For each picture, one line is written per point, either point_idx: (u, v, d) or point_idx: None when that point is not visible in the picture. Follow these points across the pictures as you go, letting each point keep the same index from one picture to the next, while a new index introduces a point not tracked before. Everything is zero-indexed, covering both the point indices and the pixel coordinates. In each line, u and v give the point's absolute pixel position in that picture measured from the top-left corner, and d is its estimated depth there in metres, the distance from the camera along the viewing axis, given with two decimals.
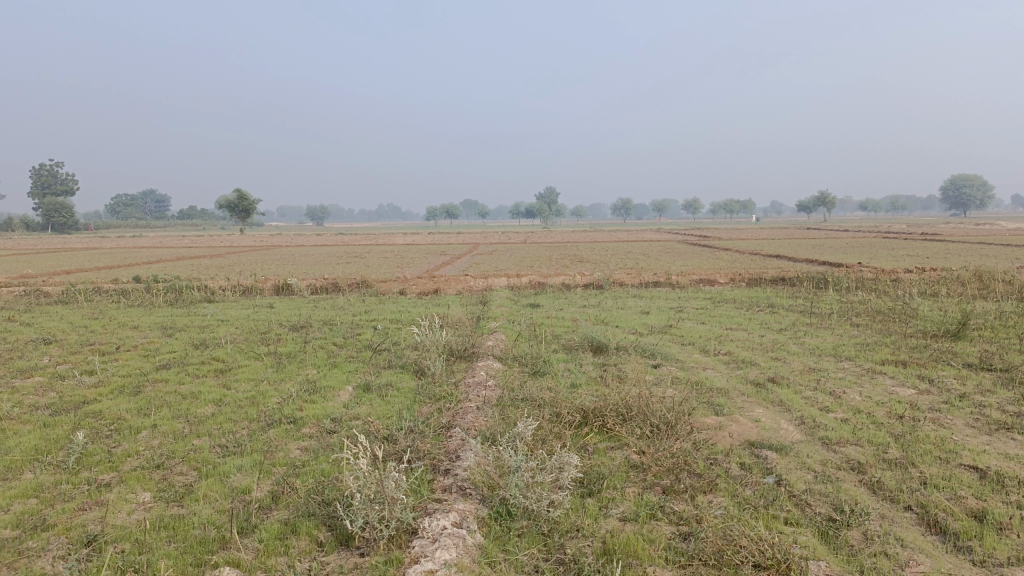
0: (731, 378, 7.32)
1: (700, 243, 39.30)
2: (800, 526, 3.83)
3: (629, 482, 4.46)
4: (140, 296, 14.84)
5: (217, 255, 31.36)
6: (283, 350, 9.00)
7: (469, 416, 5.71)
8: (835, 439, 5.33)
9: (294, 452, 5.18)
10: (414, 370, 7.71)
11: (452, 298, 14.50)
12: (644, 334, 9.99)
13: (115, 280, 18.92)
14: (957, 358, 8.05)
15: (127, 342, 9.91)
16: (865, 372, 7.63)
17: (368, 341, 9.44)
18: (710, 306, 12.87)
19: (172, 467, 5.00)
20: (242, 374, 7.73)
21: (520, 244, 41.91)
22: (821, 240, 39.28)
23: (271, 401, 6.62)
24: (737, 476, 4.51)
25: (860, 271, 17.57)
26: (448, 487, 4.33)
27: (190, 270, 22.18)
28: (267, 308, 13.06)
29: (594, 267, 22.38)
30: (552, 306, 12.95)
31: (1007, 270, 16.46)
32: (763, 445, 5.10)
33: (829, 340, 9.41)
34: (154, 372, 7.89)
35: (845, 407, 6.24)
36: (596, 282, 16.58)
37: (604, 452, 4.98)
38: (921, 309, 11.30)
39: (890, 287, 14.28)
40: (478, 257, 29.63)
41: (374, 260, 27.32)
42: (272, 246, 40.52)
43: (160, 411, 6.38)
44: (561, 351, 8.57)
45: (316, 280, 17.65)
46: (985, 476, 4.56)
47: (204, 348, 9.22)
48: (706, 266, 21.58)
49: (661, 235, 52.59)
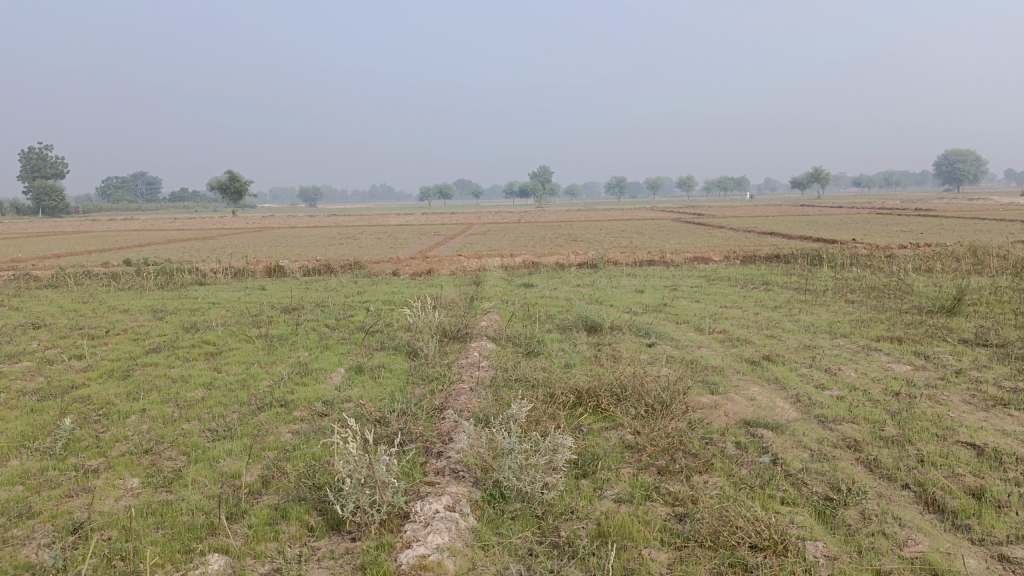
0: (726, 357, 7.27)
1: (694, 221, 39.27)
2: (797, 506, 3.78)
3: (623, 463, 4.41)
4: (131, 279, 14.71)
5: (209, 237, 31.12)
6: (274, 332, 8.92)
7: (463, 398, 5.65)
8: (830, 417, 5.28)
9: (285, 436, 5.12)
10: (407, 351, 7.64)
11: (446, 278, 14.41)
12: (639, 313, 9.92)
13: (106, 263, 18.77)
14: (953, 334, 8.02)
15: (117, 325, 9.81)
16: (860, 349, 7.59)
17: (361, 323, 9.36)
18: (705, 284, 12.80)
19: (161, 452, 4.93)
20: (233, 356, 7.65)
21: (515, 223, 41.80)
22: (814, 217, 39.25)
23: (262, 383, 6.54)
24: (733, 456, 4.47)
25: (854, 248, 17.52)
26: (441, 470, 4.27)
27: (181, 253, 22.03)
28: (259, 291, 12.94)
29: (588, 245, 22.31)
30: (546, 286, 12.88)
31: (1001, 245, 16.43)
32: (758, 424, 5.05)
33: (824, 317, 9.37)
34: (144, 356, 7.80)
35: (841, 385, 6.20)
36: (590, 261, 16.51)
37: (599, 433, 4.93)
38: (916, 285, 11.26)
39: (884, 263, 14.24)
40: (471, 237, 29.46)
41: (367, 241, 27.16)
42: (265, 228, 40.29)
43: (149, 395, 6.30)
44: (555, 331, 8.51)
45: (309, 262, 17.52)
46: (983, 453, 4.52)
47: (195, 331, 9.13)
48: (701, 244, 21.50)
49: (654, 213, 52.36)
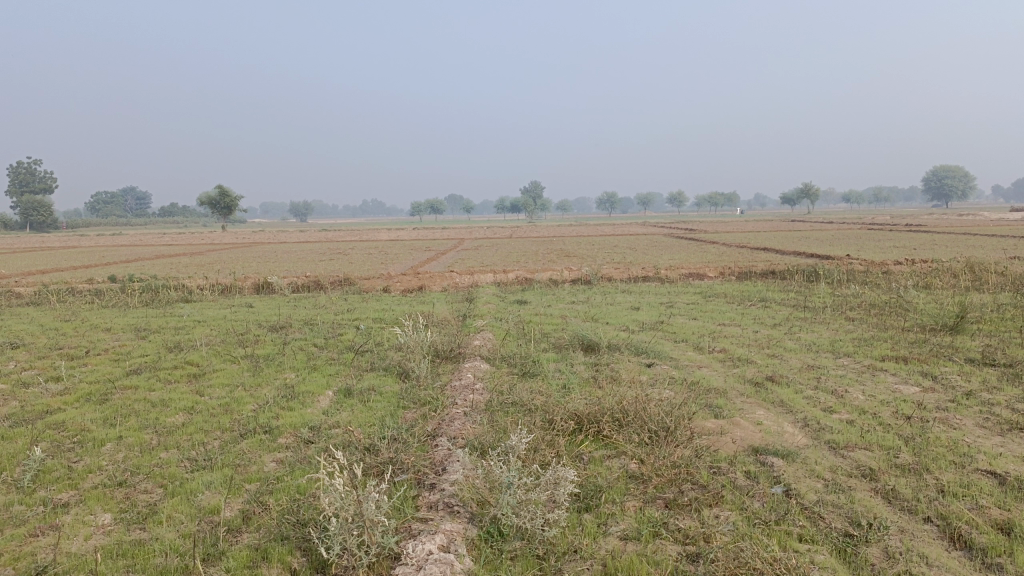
0: (728, 378, 7.03)
1: (687, 236, 39.15)
2: (815, 544, 3.54)
3: (628, 495, 4.15)
4: (115, 297, 14.37)
5: (198, 253, 30.80)
6: (261, 352, 8.62)
7: (457, 424, 5.39)
8: (842, 443, 5.04)
9: (268, 466, 4.84)
10: (398, 373, 7.37)
11: (438, 295, 14.14)
12: (635, 331, 9.69)
13: (90, 280, 18.37)
14: (959, 353, 7.81)
15: (98, 345, 9.49)
16: (865, 369, 7.36)
17: (350, 342, 9.09)
18: (701, 301, 12.59)
19: (136, 485, 4.64)
20: (217, 379, 7.36)
21: (505, 239, 41.63)
22: (807, 233, 39.19)
23: (246, 408, 6.25)
24: (744, 487, 4.22)
25: (849, 264, 17.39)
26: (434, 505, 4.00)
27: (168, 269, 21.68)
28: (247, 309, 12.65)
29: (582, 262, 22.09)
30: (540, 303, 12.64)
31: (997, 261, 16.33)
32: (768, 451, 4.81)
33: (825, 336, 9.15)
34: (124, 378, 7.49)
35: (850, 407, 5.97)
36: (584, 278, 16.29)
37: (600, 461, 4.67)
38: (916, 302, 11.09)
39: (882, 279, 14.06)
40: (463, 252, 29.17)
41: (358, 257, 26.92)
42: (254, 243, 39.84)
43: (126, 421, 6.00)
44: (551, 350, 8.26)
45: (298, 278, 17.23)
46: (1006, 482, 4.29)
47: (178, 352, 8.83)
48: (695, 260, 21.37)
49: (645, 228, 52.30)
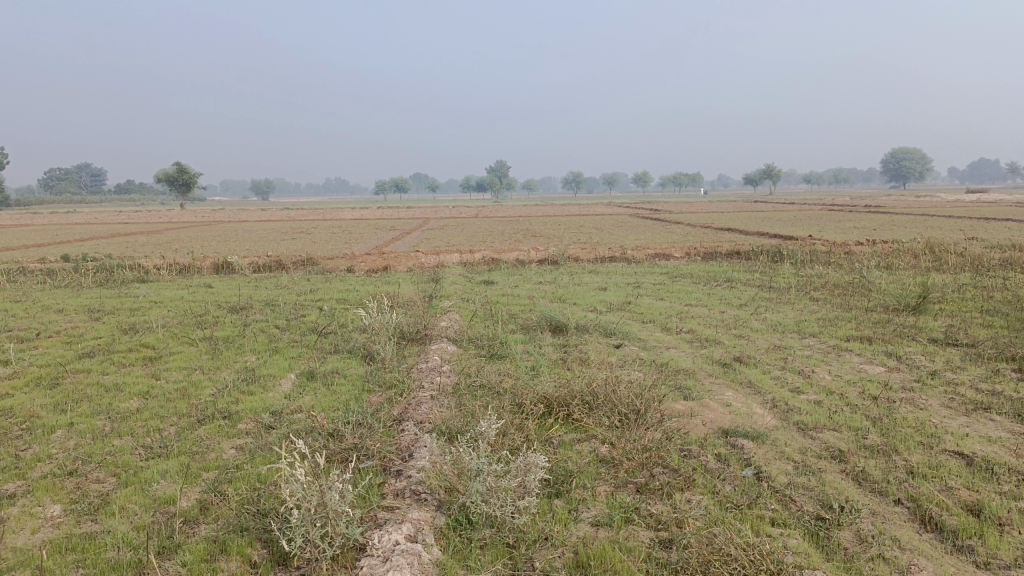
0: (696, 358, 7.01)
1: (653, 216, 39.29)
2: (788, 528, 3.51)
3: (599, 480, 4.07)
4: (68, 277, 13.90)
5: (156, 232, 30.03)
6: (220, 335, 8.38)
7: (423, 408, 5.26)
8: (811, 424, 5.03)
9: (227, 453, 4.67)
10: (363, 355, 7.21)
11: (403, 276, 13.95)
12: (603, 312, 9.64)
13: (42, 259, 17.76)
14: (922, 333, 7.89)
15: (49, 327, 9.14)
16: (831, 349, 7.40)
17: (313, 324, 8.89)
18: (668, 281, 12.58)
19: (87, 474, 4.43)
20: (173, 362, 7.12)
21: (470, 219, 41.42)
22: (769, 213, 39.55)
23: (204, 392, 6.05)
24: (715, 470, 4.17)
25: (813, 244, 17.53)
26: (400, 492, 3.87)
27: (124, 248, 21.07)
28: (206, 289, 12.32)
29: (549, 241, 22.03)
30: (506, 283, 12.53)
31: (955, 242, 16.59)
32: (738, 433, 4.77)
33: (791, 316, 9.20)
34: (76, 362, 7.21)
35: (817, 388, 5.98)
36: (551, 258, 16.21)
37: (570, 445, 4.59)
38: (878, 282, 11.20)
39: (845, 259, 14.20)
40: (429, 231, 28.86)
41: (321, 236, 26.49)
42: (214, 222, 39.06)
43: (78, 406, 5.75)
44: (518, 332, 8.16)
45: (259, 258, 16.86)
46: (973, 463, 4.31)
47: (134, 334, 8.55)
48: (660, 240, 21.40)
49: (610, 208, 52.38)
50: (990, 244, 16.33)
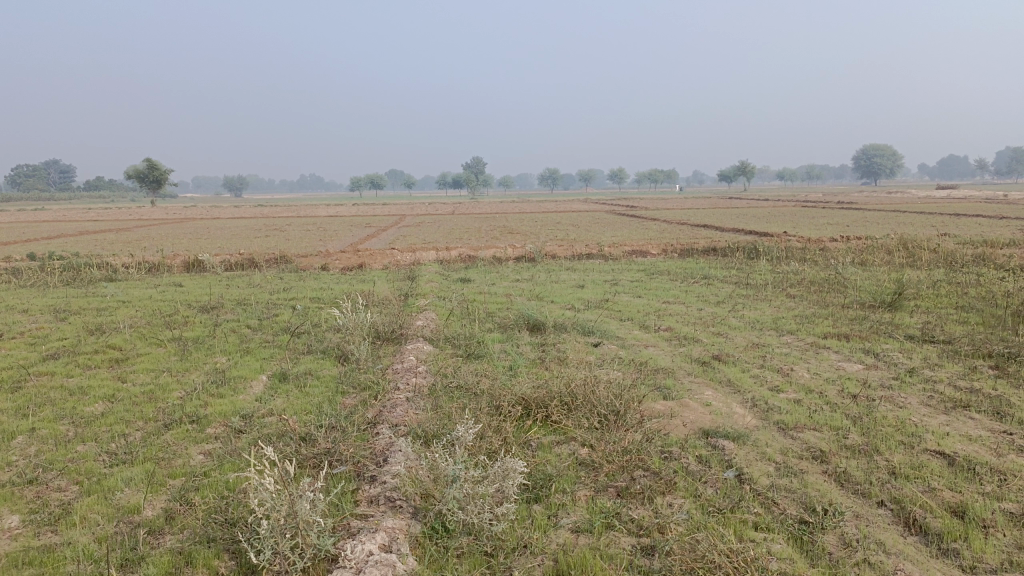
0: (675, 357, 6.95)
1: (628, 213, 39.36)
2: (771, 532, 3.44)
3: (579, 484, 3.98)
4: (33, 275, 13.54)
5: (126, 229, 29.48)
6: (189, 335, 8.17)
7: (398, 410, 5.14)
8: (791, 424, 4.98)
9: (195, 459, 4.51)
10: (337, 356, 7.06)
11: (378, 274, 13.79)
12: (581, 310, 9.57)
13: (6, 257, 17.28)
14: (899, 330, 7.92)
15: (12, 328, 8.85)
16: (809, 347, 7.38)
17: (286, 323, 8.71)
18: (645, 278, 12.54)
19: (48, 482, 4.22)
20: (140, 364, 6.91)
21: (446, 215, 41.22)
22: (743, 210, 39.76)
23: (172, 396, 5.87)
24: (697, 473, 4.10)
25: (788, 241, 17.61)
26: (374, 499, 3.75)
27: (92, 246, 20.61)
28: (176, 288, 12.05)
29: (526, 239, 21.95)
30: (483, 281, 12.41)
31: (928, 238, 16.76)
32: (719, 434, 4.71)
33: (768, 313, 9.19)
34: (39, 364, 6.96)
35: (796, 386, 5.94)
36: (528, 255, 16.11)
37: (549, 447, 4.50)
38: (854, 278, 11.25)
39: (820, 256, 14.27)
40: (405, 228, 28.62)
41: (295, 234, 26.18)
42: (186, 219, 38.45)
43: (40, 411, 5.53)
44: (495, 331, 8.06)
45: (231, 256, 16.59)
46: (954, 463, 4.30)
47: (100, 335, 8.31)
48: (637, 237, 21.41)
49: (587, 205, 52.42)
50: (962, 240, 16.52)
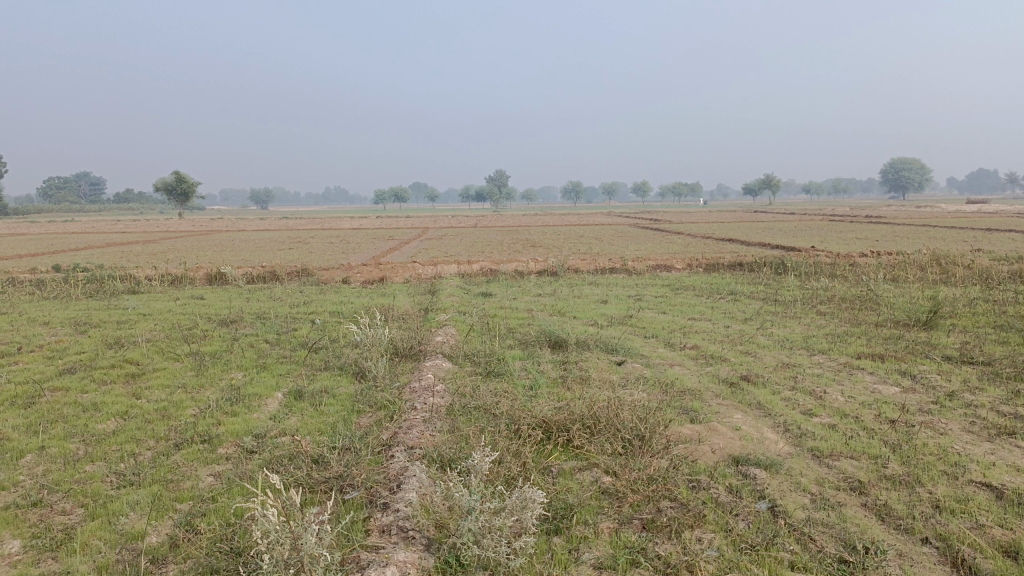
0: (702, 377, 6.71)
1: (653, 226, 39.08)
2: (809, 573, 3.22)
3: (602, 515, 3.76)
4: (58, 287, 13.61)
5: (151, 241, 29.74)
6: (207, 350, 8.07)
7: (414, 432, 4.96)
8: (827, 451, 4.73)
9: (204, 481, 4.36)
10: (354, 373, 6.91)
11: (399, 287, 13.66)
12: (604, 326, 9.34)
13: (32, 269, 17.42)
14: (936, 350, 7.61)
15: (32, 341, 8.82)
16: (842, 368, 7.10)
17: (304, 338, 8.58)
18: (670, 294, 12.29)
19: (53, 505, 4.08)
20: (155, 379, 6.81)
21: (468, 228, 41.24)
22: (769, 223, 39.31)
23: (185, 413, 5.75)
24: (727, 504, 3.87)
25: (816, 256, 17.25)
26: (386, 529, 3.58)
27: (117, 258, 20.77)
28: (197, 301, 12.03)
29: (548, 252, 21.77)
30: (505, 295, 12.24)
31: (961, 253, 16.34)
32: (749, 462, 4.47)
33: (798, 331, 8.91)
34: (54, 379, 6.89)
35: (830, 410, 5.68)
36: (550, 269, 15.92)
37: (571, 474, 4.30)
38: (886, 296, 10.91)
39: (850, 271, 13.92)
40: (427, 242, 28.54)
41: (318, 246, 26.27)
42: (212, 231, 38.80)
43: (51, 428, 5.43)
44: (516, 348, 7.87)
45: (253, 268, 16.59)
46: (1003, 496, 4.03)
47: (118, 349, 8.24)
48: (661, 251, 21.15)
49: (610, 218, 52.24)
50: (998, 256, 16.10)
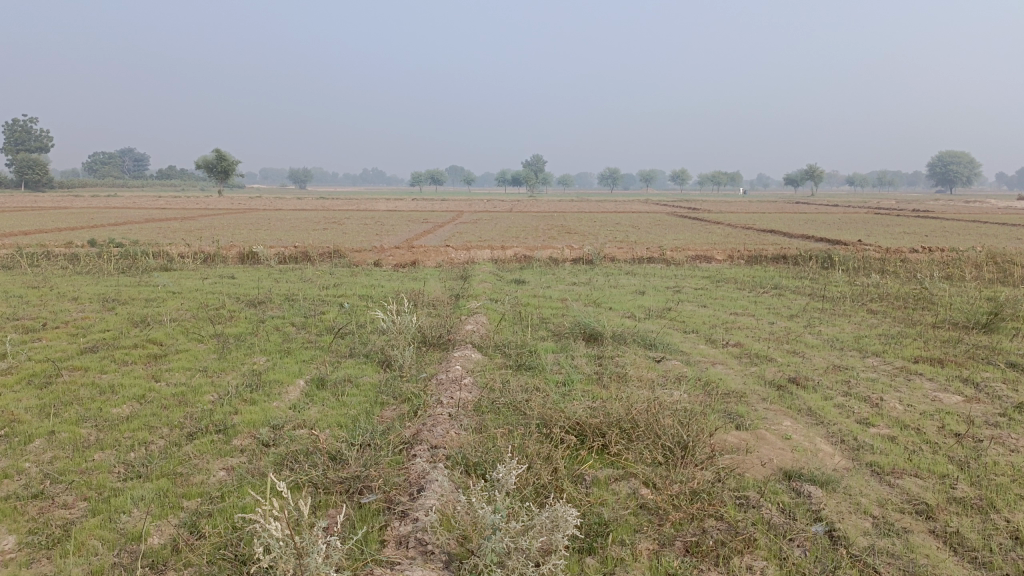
0: (746, 378, 6.30)
1: (692, 215, 38.34)
2: None
3: (640, 534, 3.41)
4: (91, 262, 13.58)
5: (189, 218, 29.85)
6: (232, 332, 7.86)
7: (439, 429, 4.64)
8: (887, 467, 4.32)
9: (215, 476, 4.11)
10: (380, 361, 6.63)
11: (431, 272, 13.40)
12: (641, 319, 8.97)
13: (68, 243, 17.46)
14: (999, 356, 7.09)
15: (58, 317, 8.71)
16: (898, 373, 6.62)
17: (331, 323, 8.34)
18: (710, 286, 11.83)
19: (55, 497, 3.85)
20: (177, 362, 6.60)
21: (503, 213, 40.82)
22: (812, 216, 38.24)
23: (203, 399, 5.51)
24: (780, 526, 3.50)
25: (864, 250, 16.55)
26: (402, 541, 3.29)
27: (152, 234, 20.75)
28: (227, 281, 11.88)
29: (585, 239, 21.32)
30: (538, 283, 11.89)
31: (1018, 252, 15.56)
32: (802, 477, 4.08)
33: (847, 330, 8.43)
34: (75, 358, 6.72)
35: (889, 420, 5.24)
36: (586, 257, 15.52)
37: (606, 484, 3.95)
38: (942, 295, 10.32)
39: (901, 268, 13.28)
40: (461, 225, 28.16)
41: (354, 227, 26.16)
42: (248, 210, 38.85)
43: (64, 411, 5.23)
44: (549, 339, 7.53)
45: (286, 248, 16.44)
46: None
47: (143, 328, 8.07)
48: (701, 241, 20.53)
49: (648, 206, 51.27)
50: None
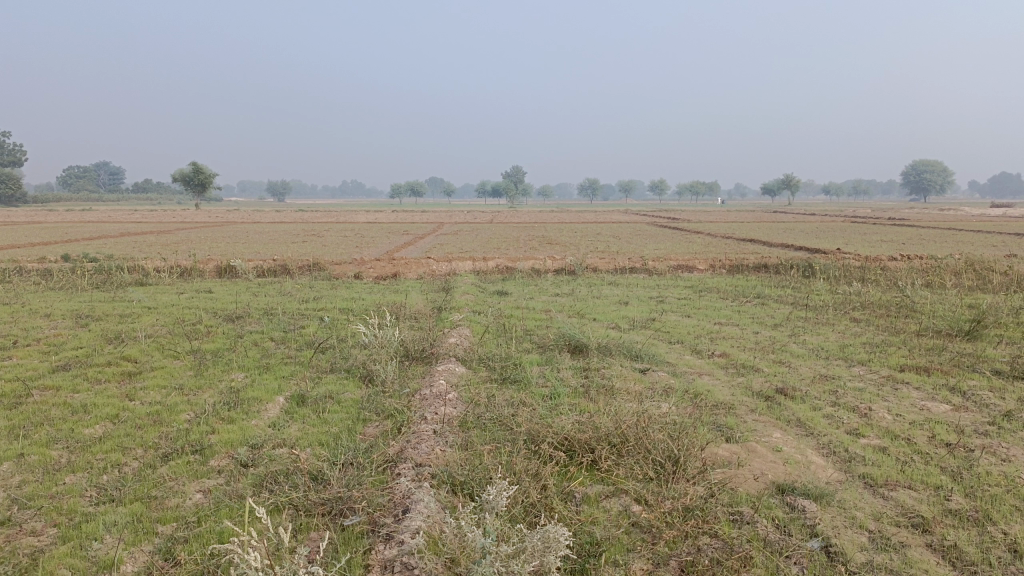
0: (734, 389, 6.24)
1: (673, 225, 38.47)
2: None
3: (634, 554, 3.31)
4: (64, 278, 13.31)
5: (166, 232, 29.45)
6: (209, 348, 7.68)
7: (424, 446, 4.52)
8: (881, 479, 4.26)
9: (191, 499, 3.96)
10: (361, 376, 6.49)
11: (412, 284, 13.25)
12: (625, 330, 8.90)
13: (41, 259, 17.10)
14: (984, 364, 7.09)
15: (29, 334, 8.48)
16: (886, 382, 6.59)
17: (311, 337, 8.18)
18: (693, 296, 11.80)
19: (22, 524, 3.68)
20: (152, 379, 6.42)
21: (483, 224, 40.73)
22: (791, 224, 38.52)
23: (179, 419, 5.34)
24: (776, 543, 3.41)
25: (844, 258, 16.65)
26: (388, 566, 3.16)
27: (128, 249, 20.42)
28: (205, 295, 11.67)
29: (567, 250, 21.29)
30: (521, 294, 11.79)
31: (996, 259, 15.71)
32: (796, 491, 4.01)
33: (832, 339, 8.41)
34: (45, 376, 6.51)
35: (878, 430, 5.19)
36: (568, 267, 15.46)
37: (596, 501, 3.85)
38: (923, 303, 10.36)
39: (882, 276, 13.34)
40: (442, 237, 28.02)
41: (334, 240, 25.95)
42: (226, 222, 38.45)
43: (34, 432, 5.04)
44: (534, 352, 7.43)
45: (265, 261, 16.23)
46: None
47: (118, 344, 7.87)
48: (682, 251, 20.55)
49: (628, 216, 51.44)
50: None
